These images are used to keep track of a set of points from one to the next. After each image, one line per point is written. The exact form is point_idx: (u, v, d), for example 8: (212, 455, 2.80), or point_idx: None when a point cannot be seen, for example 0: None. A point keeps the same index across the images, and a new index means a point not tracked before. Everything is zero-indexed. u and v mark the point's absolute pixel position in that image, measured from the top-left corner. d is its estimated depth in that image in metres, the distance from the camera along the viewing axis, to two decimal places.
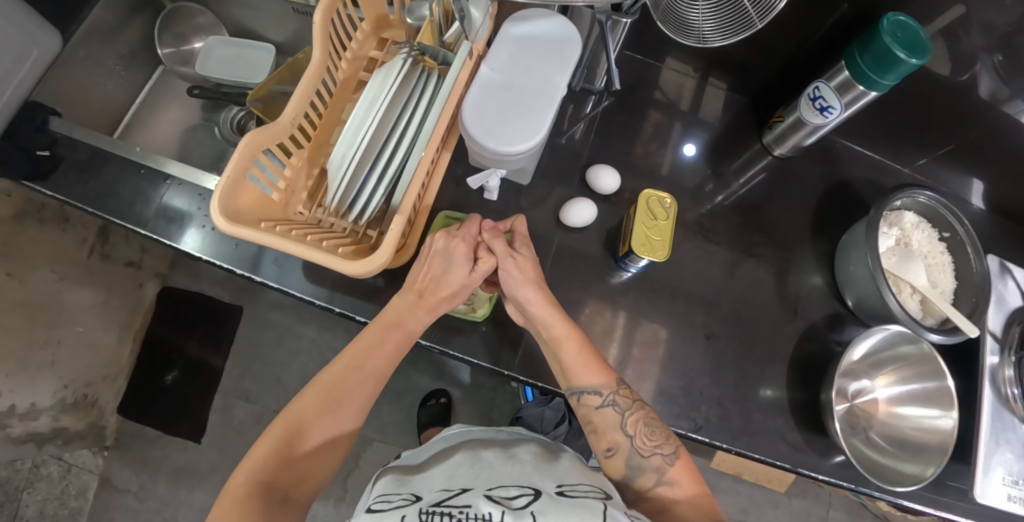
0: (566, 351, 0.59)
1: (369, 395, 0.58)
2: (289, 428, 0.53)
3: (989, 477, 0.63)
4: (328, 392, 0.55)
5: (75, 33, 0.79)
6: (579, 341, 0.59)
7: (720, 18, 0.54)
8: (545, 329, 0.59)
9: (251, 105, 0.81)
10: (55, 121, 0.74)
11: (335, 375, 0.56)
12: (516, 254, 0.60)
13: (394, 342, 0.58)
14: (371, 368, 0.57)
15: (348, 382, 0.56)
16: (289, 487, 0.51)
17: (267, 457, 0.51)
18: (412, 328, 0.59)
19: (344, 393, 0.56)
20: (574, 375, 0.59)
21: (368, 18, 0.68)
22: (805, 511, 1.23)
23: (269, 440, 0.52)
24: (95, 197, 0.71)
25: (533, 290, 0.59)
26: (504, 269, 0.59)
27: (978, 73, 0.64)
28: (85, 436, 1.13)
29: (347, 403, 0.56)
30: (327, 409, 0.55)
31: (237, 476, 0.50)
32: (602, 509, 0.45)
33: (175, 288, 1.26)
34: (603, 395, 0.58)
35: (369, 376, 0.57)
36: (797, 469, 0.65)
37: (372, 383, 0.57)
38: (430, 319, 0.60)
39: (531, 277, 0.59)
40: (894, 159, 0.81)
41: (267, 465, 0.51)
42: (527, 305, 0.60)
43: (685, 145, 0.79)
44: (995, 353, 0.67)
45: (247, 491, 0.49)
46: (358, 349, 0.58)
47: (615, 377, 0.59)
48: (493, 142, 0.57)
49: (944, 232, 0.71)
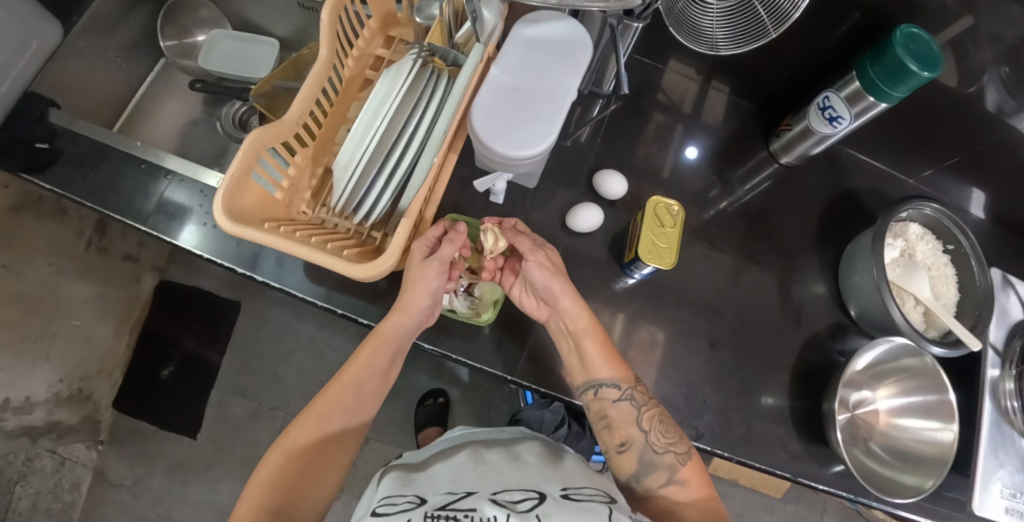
0: (588, 343, 0.59)
1: (367, 408, 0.59)
2: (290, 454, 0.54)
3: (988, 490, 0.63)
4: (327, 412, 0.56)
5: (75, 23, 0.78)
6: (601, 334, 0.60)
7: (733, 28, 0.55)
8: (572, 320, 0.60)
9: (254, 101, 0.80)
10: (54, 113, 0.73)
11: (331, 396, 0.57)
12: (545, 248, 0.61)
13: (385, 352, 0.59)
14: (366, 385, 0.59)
15: (342, 402, 0.57)
16: (293, 509, 0.52)
17: (270, 482, 0.52)
18: (389, 331, 0.58)
19: (343, 412, 0.57)
20: (593, 367, 0.59)
21: (376, 15, 0.67)
22: (799, 515, 1.24)
23: (273, 463, 0.53)
24: (94, 190, 0.70)
25: (562, 282, 0.60)
26: (534, 261, 0.60)
27: (985, 85, 0.64)
28: (79, 429, 1.12)
29: (347, 422, 0.57)
30: (324, 429, 0.55)
31: (243, 505, 0.51)
32: (608, 513, 0.45)
33: (172, 282, 1.24)
34: (621, 388, 0.59)
35: (367, 393, 0.59)
36: (798, 478, 0.65)
37: (369, 397, 0.59)
38: (409, 321, 0.58)
39: (561, 268, 0.60)
40: (899, 170, 0.80)
41: (271, 491, 0.51)
42: (558, 298, 0.60)
43: (687, 148, 0.78)
44: (995, 366, 0.67)
45: (254, 516, 0.50)
46: (353, 370, 0.58)
47: (632, 373, 0.60)
48: (502, 144, 0.57)
49: (948, 244, 0.71)
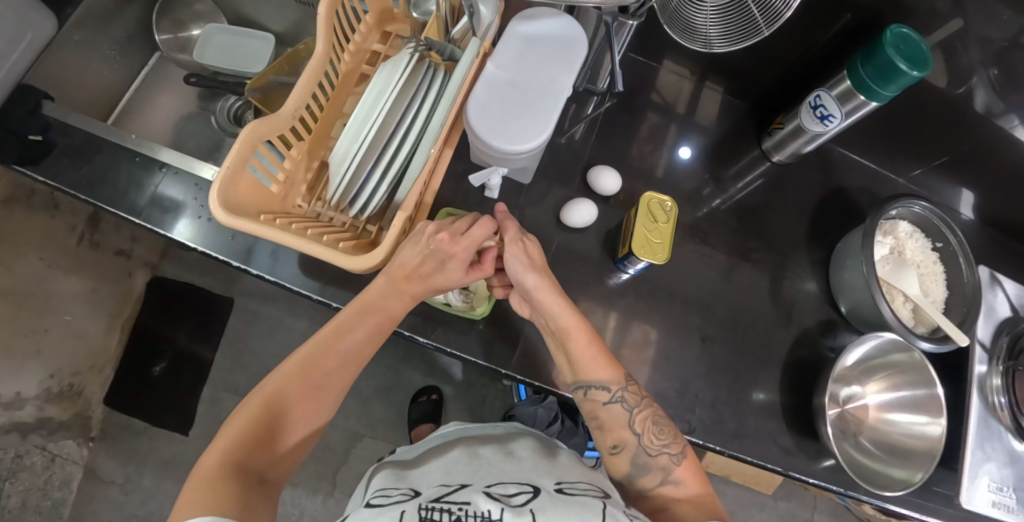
0: (573, 341, 0.58)
1: (348, 370, 0.57)
2: (263, 411, 0.52)
3: (975, 484, 0.64)
4: (305, 372, 0.54)
5: (70, 16, 0.77)
6: (588, 332, 0.59)
7: (727, 26, 0.56)
8: (553, 320, 0.59)
9: (249, 95, 0.80)
10: (48, 106, 0.73)
11: (310, 355, 0.55)
12: (525, 240, 0.60)
13: (372, 322, 0.57)
14: (346, 344, 0.56)
15: (321, 364, 0.55)
16: (265, 468, 0.50)
17: (240, 438, 0.50)
18: (389, 310, 0.58)
19: (320, 373, 0.55)
20: (584, 369, 0.58)
21: (372, 11, 0.67)
22: (790, 512, 1.25)
23: (244, 416, 0.51)
24: (88, 183, 0.70)
25: (537, 278, 0.58)
26: (510, 252, 0.59)
27: (974, 86, 0.65)
28: (70, 426, 1.11)
29: (324, 380, 0.55)
30: (302, 389, 0.54)
31: (208, 457, 0.49)
32: (601, 507, 0.45)
33: (164, 279, 1.24)
34: (612, 390, 0.58)
35: (347, 354, 0.56)
36: (789, 472, 0.66)
37: (351, 360, 0.57)
38: (412, 305, 0.58)
39: (538, 263, 0.59)
40: (889, 169, 0.82)
41: (240, 443, 0.49)
42: (532, 292, 0.59)
43: (681, 148, 0.79)
44: (983, 362, 0.69)
45: (223, 471, 0.47)
46: (333, 327, 0.57)
47: (623, 372, 0.59)
48: (497, 139, 0.57)
49: (937, 242, 0.72)
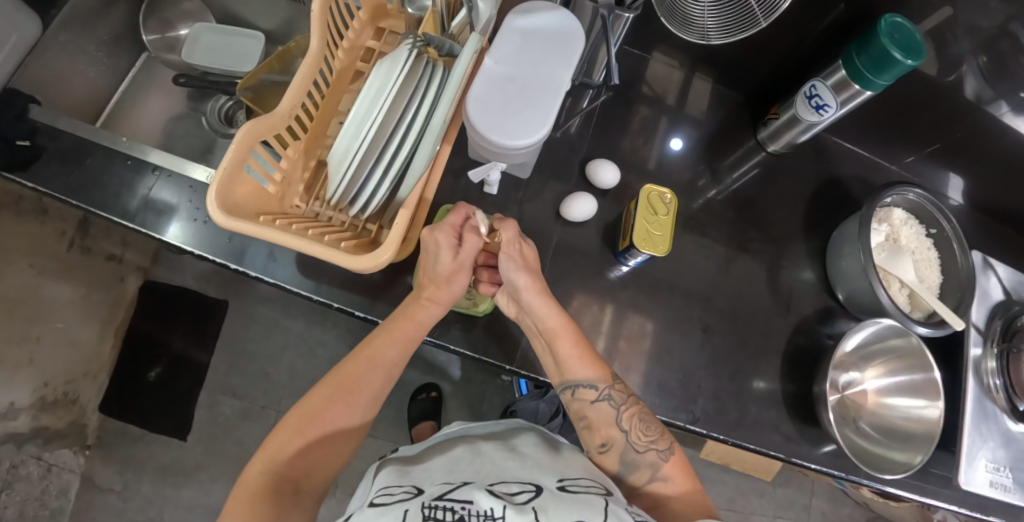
0: (559, 342, 0.58)
1: (385, 381, 0.57)
2: (302, 421, 0.52)
3: (974, 465, 0.66)
4: (345, 384, 0.55)
5: (55, 17, 0.76)
6: (574, 333, 0.59)
7: (724, 16, 0.56)
8: (540, 321, 0.59)
9: (241, 94, 0.78)
10: (34, 109, 0.71)
11: (349, 367, 0.56)
12: (521, 242, 0.59)
13: (405, 333, 0.57)
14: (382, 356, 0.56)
15: (357, 374, 0.55)
16: (301, 479, 0.51)
17: (280, 448, 0.51)
18: (424, 321, 0.58)
19: (359, 384, 0.55)
20: (568, 368, 0.59)
21: (366, 7, 0.66)
22: (789, 498, 1.27)
23: (285, 427, 0.52)
24: (79, 188, 0.69)
25: (528, 279, 0.58)
26: (506, 253, 0.58)
27: (964, 74, 0.66)
28: (66, 434, 1.09)
29: (363, 392, 0.55)
30: (343, 402, 0.54)
31: (252, 466, 0.50)
32: (604, 505, 0.46)
33: (157, 283, 1.22)
34: (599, 389, 0.58)
35: (383, 365, 0.56)
36: (791, 458, 0.67)
37: (389, 371, 0.57)
38: (442, 312, 0.58)
39: (532, 265, 0.59)
40: (883, 157, 0.82)
41: (281, 451, 0.51)
42: (521, 292, 0.59)
43: (672, 139, 0.79)
44: (978, 345, 0.70)
45: (263, 482, 0.49)
46: (370, 339, 0.57)
47: (610, 371, 0.59)
48: (497, 133, 0.56)
49: (931, 229, 0.74)
